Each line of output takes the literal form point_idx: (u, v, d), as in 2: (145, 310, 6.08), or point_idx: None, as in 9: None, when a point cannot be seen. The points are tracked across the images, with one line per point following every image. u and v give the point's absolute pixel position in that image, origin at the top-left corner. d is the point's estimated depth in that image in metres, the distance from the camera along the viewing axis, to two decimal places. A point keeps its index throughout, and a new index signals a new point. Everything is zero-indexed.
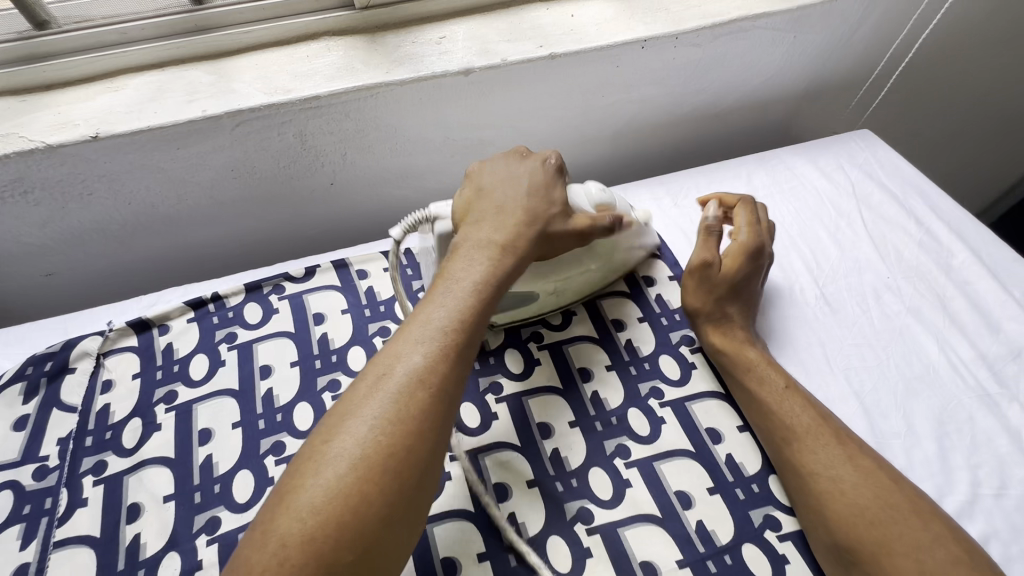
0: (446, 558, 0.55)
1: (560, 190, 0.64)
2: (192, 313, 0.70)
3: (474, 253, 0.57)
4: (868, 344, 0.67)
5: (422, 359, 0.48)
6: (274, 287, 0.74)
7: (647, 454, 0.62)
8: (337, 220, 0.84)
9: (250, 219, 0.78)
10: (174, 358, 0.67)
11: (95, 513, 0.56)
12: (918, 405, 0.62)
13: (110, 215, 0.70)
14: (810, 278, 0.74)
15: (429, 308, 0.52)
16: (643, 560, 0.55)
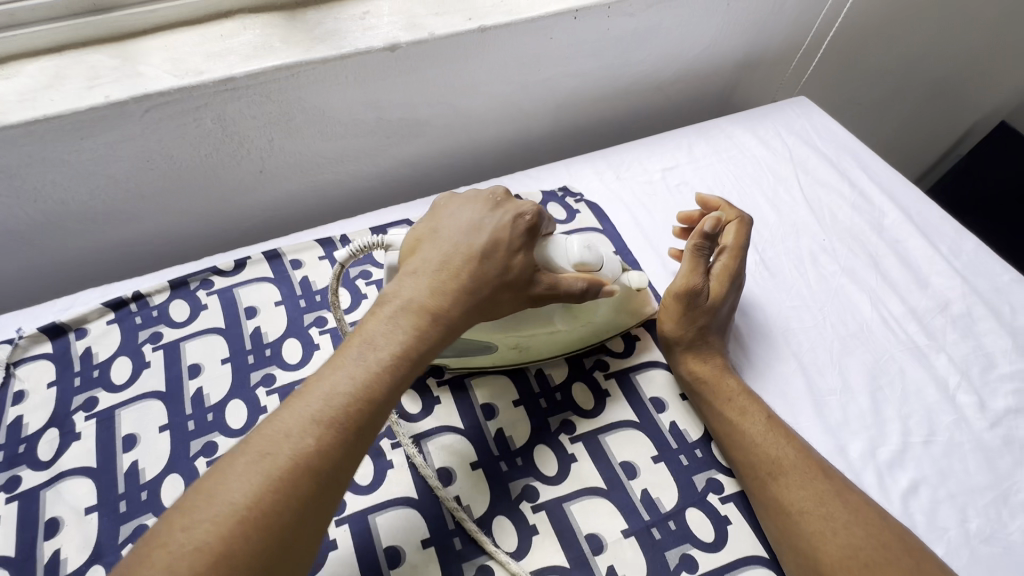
0: (389, 547, 0.51)
1: (526, 251, 0.53)
2: (113, 314, 0.65)
3: (400, 314, 0.48)
4: (807, 305, 0.70)
5: (313, 440, 0.41)
6: (203, 281, 0.67)
7: (592, 428, 0.59)
8: (272, 209, 0.81)
9: (177, 210, 0.75)
10: (93, 363, 0.61)
11: (8, 531, 0.51)
12: (854, 363, 0.65)
13: (14, 213, 0.66)
14: (750, 245, 0.76)
15: (333, 371, 0.44)
16: (588, 532, 0.53)
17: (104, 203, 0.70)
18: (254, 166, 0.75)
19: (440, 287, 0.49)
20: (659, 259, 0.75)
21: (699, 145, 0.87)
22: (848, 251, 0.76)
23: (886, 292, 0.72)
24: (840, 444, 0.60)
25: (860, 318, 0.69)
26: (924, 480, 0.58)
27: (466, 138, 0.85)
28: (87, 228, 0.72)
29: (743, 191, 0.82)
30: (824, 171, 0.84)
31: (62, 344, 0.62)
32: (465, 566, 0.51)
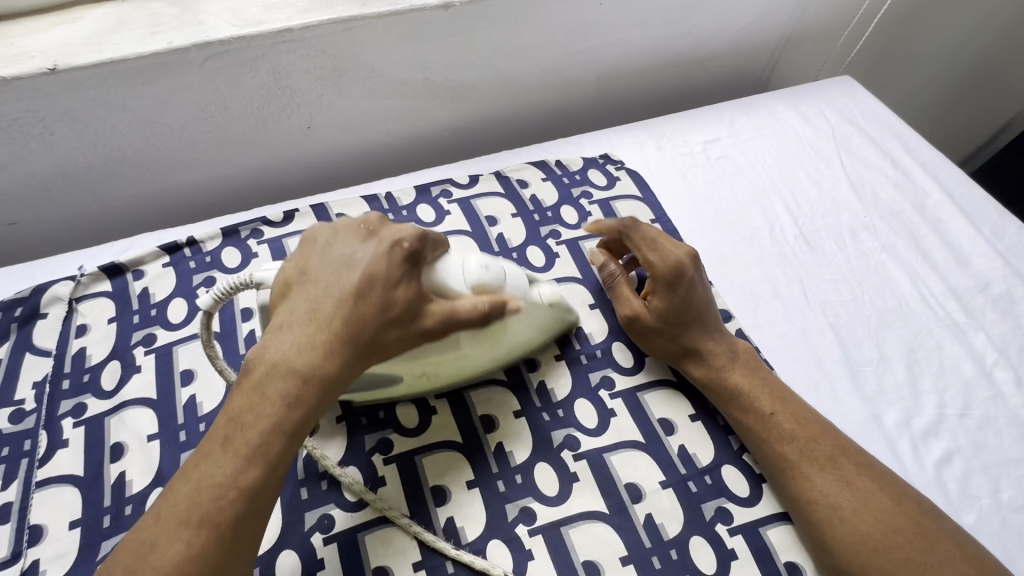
0: (435, 486, 0.53)
1: (408, 281, 0.48)
2: (168, 258, 0.67)
3: (272, 384, 0.43)
4: (845, 279, 0.71)
5: (183, 546, 0.39)
6: (253, 231, 0.69)
7: (631, 385, 0.61)
8: (316, 167, 0.82)
9: (226, 163, 0.77)
10: (151, 303, 0.63)
11: (77, 452, 0.53)
12: (893, 337, 0.67)
13: (74, 156, 0.68)
14: (791, 219, 0.77)
15: (198, 469, 0.42)
16: (628, 482, 0.55)
17: (157, 152, 0.72)
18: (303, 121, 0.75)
19: (312, 344, 0.45)
20: (701, 229, 0.76)
21: (741, 121, 0.88)
22: (889, 231, 0.77)
23: (924, 270, 0.73)
24: (875, 412, 0.61)
25: (897, 295, 0.70)
26: (958, 450, 0.59)
27: (509, 104, 0.86)
28: (141, 176, 0.74)
29: (784, 166, 0.83)
30: (865, 151, 0.85)
31: (121, 284, 0.65)
32: (509, 507, 0.53)
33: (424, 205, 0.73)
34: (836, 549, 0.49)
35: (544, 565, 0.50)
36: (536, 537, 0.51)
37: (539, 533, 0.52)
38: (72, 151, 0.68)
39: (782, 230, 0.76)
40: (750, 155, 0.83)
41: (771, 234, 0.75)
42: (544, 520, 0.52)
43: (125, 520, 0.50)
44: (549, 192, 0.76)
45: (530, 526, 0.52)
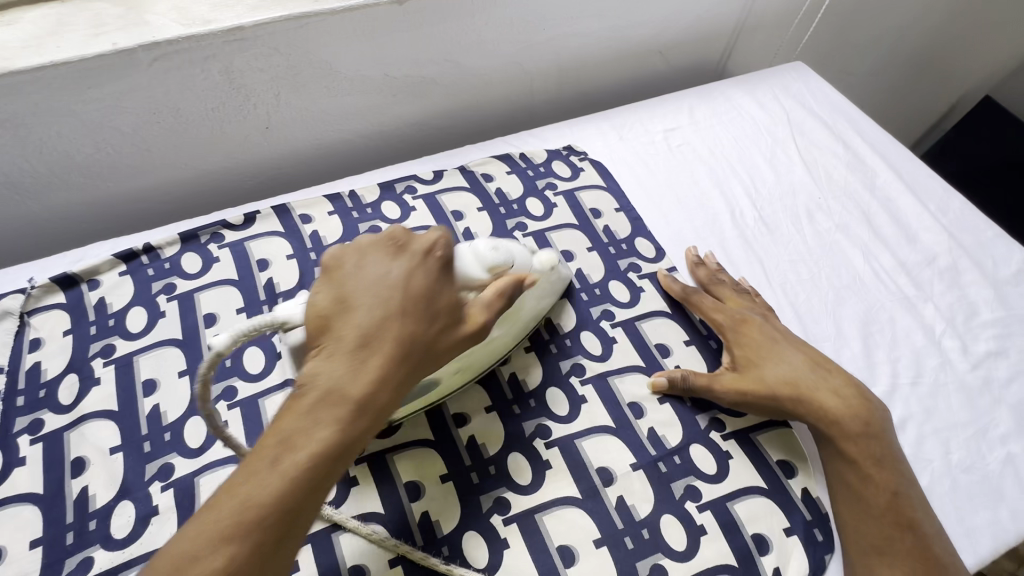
0: (409, 482, 0.54)
1: (445, 290, 0.48)
2: (124, 266, 0.65)
3: (319, 408, 0.40)
4: (801, 261, 0.75)
5: (221, 563, 0.36)
6: (212, 235, 0.68)
7: (601, 372, 0.62)
8: (274, 168, 0.82)
9: (181, 168, 0.76)
10: (108, 313, 0.61)
11: (35, 471, 0.52)
12: (844, 314, 0.71)
13: (16, 165, 0.66)
14: (749, 202, 0.80)
15: (209, 522, 0.37)
16: (599, 466, 0.56)
17: (107, 156, 0.70)
18: (262, 120, 0.74)
19: (362, 365, 0.42)
20: (665, 217, 0.78)
21: (699, 108, 0.89)
22: (838, 211, 0.81)
23: (871, 249, 0.77)
24: None
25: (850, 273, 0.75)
26: (912, 417, 0.64)
27: (469, 101, 0.86)
28: (87, 181, 0.72)
29: (742, 151, 0.85)
30: (813, 134, 0.88)
31: (75, 294, 0.62)
32: (483, 498, 0.53)
33: (388, 202, 0.73)
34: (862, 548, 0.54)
35: (519, 552, 0.51)
36: (511, 526, 0.52)
37: (514, 522, 0.52)
38: (16, 158, 0.65)
39: (740, 216, 0.78)
40: (709, 142, 0.85)
41: (726, 216, 0.78)
42: (518, 508, 0.53)
43: (90, 536, 0.49)
44: (514, 184, 0.76)
45: (505, 515, 0.53)
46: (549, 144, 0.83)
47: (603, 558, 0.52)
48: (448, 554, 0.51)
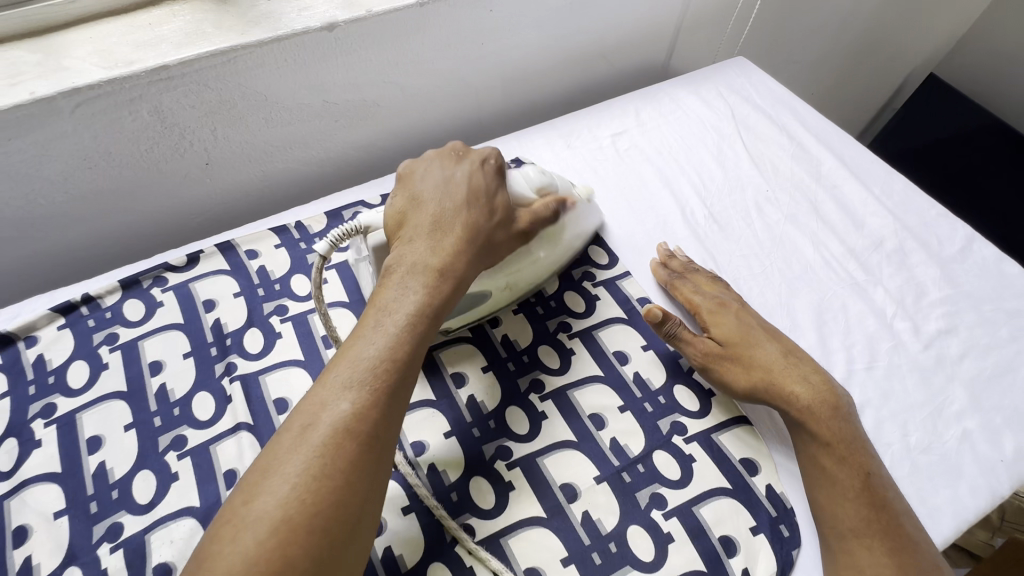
0: (519, 520, 0.53)
1: (500, 192, 0.59)
2: (278, 239, 0.71)
3: (410, 275, 0.50)
4: (954, 329, 0.67)
5: (347, 405, 0.43)
6: (355, 213, 0.74)
7: (703, 428, 0.60)
8: (409, 145, 0.88)
9: (318, 144, 0.80)
10: (225, 333, 0.63)
11: (186, 488, 0.53)
12: (990, 390, 0.63)
13: (174, 148, 0.70)
14: (891, 230, 0.75)
15: (360, 337, 0.46)
16: (722, 535, 0.54)
17: (243, 137, 0.73)
18: (357, 102, 0.78)
19: (441, 243, 0.53)
20: (794, 248, 0.74)
21: (809, 117, 0.89)
22: (988, 267, 0.72)
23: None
24: (991, 473, 0.57)
25: (1008, 331, 0.66)
26: None
27: (601, 116, 0.88)
28: (218, 167, 0.75)
29: (879, 178, 0.81)
30: (881, 164, 0.82)
31: (192, 317, 0.64)
32: (595, 553, 0.52)
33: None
34: None
35: None
36: None
37: None
38: (163, 143, 0.69)
39: (875, 272, 0.71)
40: (840, 162, 0.82)
41: (826, 266, 0.72)
42: None
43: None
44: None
45: None
46: (644, 183, 0.80)
47: None
48: None
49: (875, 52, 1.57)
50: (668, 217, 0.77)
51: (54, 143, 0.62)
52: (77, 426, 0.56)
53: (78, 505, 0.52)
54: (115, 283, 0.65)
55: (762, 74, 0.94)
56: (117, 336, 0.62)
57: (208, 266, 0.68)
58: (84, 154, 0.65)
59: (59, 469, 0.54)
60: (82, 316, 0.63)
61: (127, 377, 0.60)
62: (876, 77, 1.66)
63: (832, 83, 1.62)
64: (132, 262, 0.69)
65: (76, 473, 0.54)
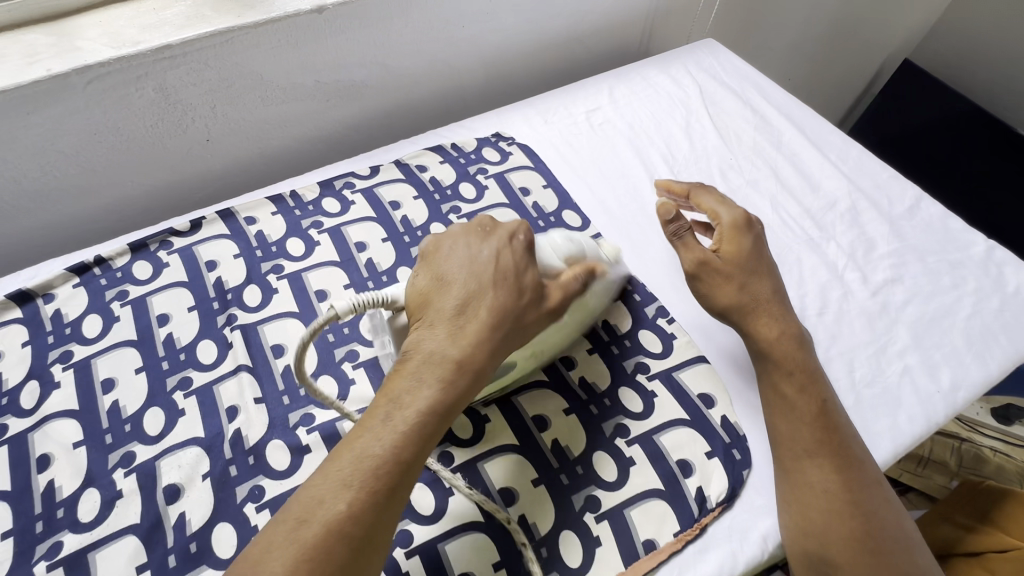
0: (492, 449, 0.57)
1: (531, 271, 0.54)
2: (275, 207, 0.76)
3: (424, 367, 0.47)
4: (900, 278, 0.72)
5: (344, 507, 0.41)
6: (346, 183, 0.79)
7: (665, 367, 0.64)
8: (398, 123, 0.94)
9: (311, 122, 0.86)
10: (226, 289, 0.69)
11: (192, 421, 0.59)
12: (931, 331, 0.68)
13: (177, 124, 0.76)
14: (845, 192, 0.81)
15: (367, 432, 0.44)
16: (679, 459, 0.58)
17: (242, 114, 0.79)
18: (347, 82, 0.84)
19: (459, 330, 0.49)
20: (754, 209, 0.79)
21: (771, 92, 0.95)
22: (933, 224, 0.77)
23: (978, 266, 0.73)
24: (927, 402, 0.63)
25: (949, 280, 0.72)
26: None
27: (578, 93, 0.94)
28: (218, 143, 0.81)
29: (835, 145, 0.87)
30: (838, 133, 0.88)
31: (196, 276, 0.69)
32: (562, 476, 0.57)
33: (465, 183, 0.80)
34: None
35: (612, 549, 0.53)
36: (603, 524, 0.55)
37: (605, 520, 0.55)
38: (167, 119, 0.75)
39: (829, 230, 0.77)
40: (799, 132, 0.88)
41: (784, 225, 0.77)
42: (608, 505, 0.55)
43: (253, 468, 0.56)
44: (550, 198, 0.78)
45: (597, 513, 0.55)
46: (616, 153, 0.85)
47: (698, 565, 0.53)
48: (547, 554, 0.53)
49: (850, 40, 1.63)
50: (638, 183, 0.82)
51: (69, 118, 0.68)
52: (92, 371, 0.62)
53: (94, 437, 0.58)
54: (125, 246, 0.71)
55: (728, 55, 1.00)
56: (127, 293, 0.68)
57: (209, 230, 0.73)
58: (96, 129, 0.71)
59: (77, 407, 0.59)
60: (95, 276, 0.69)
61: (137, 327, 0.65)
62: (854, 64, 1.72)
63: (810, 69, 1.67)
64: (140, 229, 0.75)
65: (92, 409, 0.59)
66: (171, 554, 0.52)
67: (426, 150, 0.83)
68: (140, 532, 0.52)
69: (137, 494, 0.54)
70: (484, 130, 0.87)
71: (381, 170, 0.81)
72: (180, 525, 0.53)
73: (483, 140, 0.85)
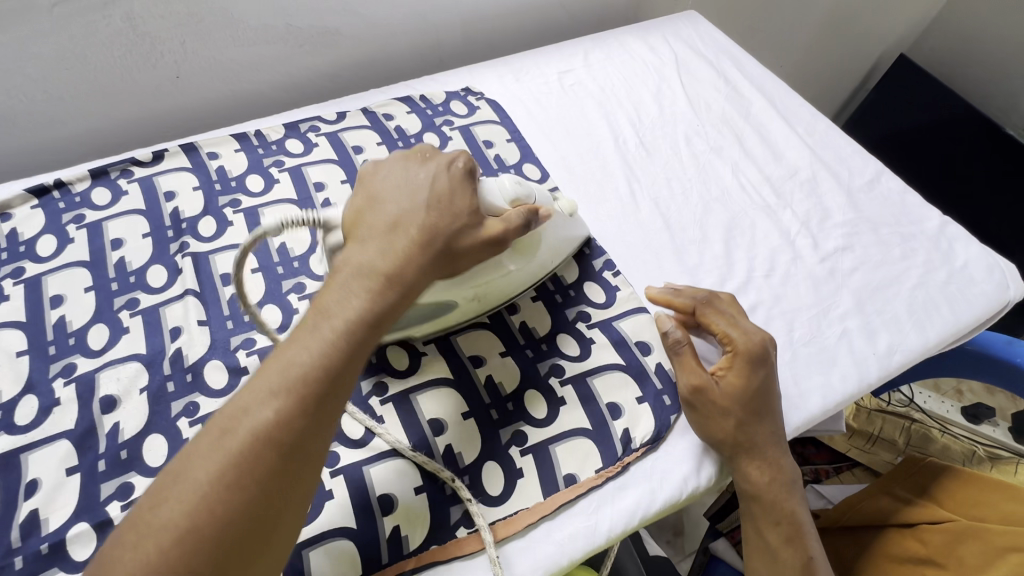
0: (428, 382, 0.58)
1: (467, 195, 0.51)
2: (238, 144, 0.77)
3: (354, 279, 0.45)
4: (850, 247, 0.73)
5: (270, 414, 0.39)
6: (311, 126, 0.80)
7: (606, 317, 0.65)
8: (370, 73, 0.94)
9: (282, 66, 0.86)
10: (182, 219, 0.69)
11: (136, 338, 0.60)
12: (875, 298, 0.69)
13: (145, 56, 0.76)
14: (806, 163, 0.81)
15: (292, 344, 0.42)
16: (609, 402, 0.59)
17: (212, 53, 0.80)
18: (320, 29, 0.84)
19: (391, 246, 0.47)
20: (714, 173, 0.80)
21: (746, 63, 0.95)
22: (890, 198, 0.79)
23: (929, 240, 0.74)
24: (862, 363, 0.64)
25: (899, 251, 0.73)
26: None
27: (552, 55, 0.94)
28: (188, 81, 0.82)
29: (803, 119, 0.87)
30: (807, 107, 0.89)
31: (153, 205, 0.70)
32: (492, 410, 0.57)
33: (429, 133, 0.80)
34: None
35: (533, 481, 0.54)
36: (526, 458, 0.55)
37: (529, 454, 0.56)
38: (135, 52, 0.75)
39: (786, 198, 0.77)
40: (769, 103, 0.89)
41: (741, 189, 0.78)
42: (534, 440, 0.56)
43: (189, 385, 0.57)
44: (512, 151, 0.79)
45: (521, 448, 0.56)
46: (584, 114, 0.85)
47: (615, 500, 0.55)
48: (468, 483, 0.54)
49: (845, 30, 1.61)
50: (602, 142, 0.82)
51: (34, 40, 0.68)
52: (42, 287, 0.63)
53: (38, 348, 0.59)
54: (85, 171, 0.72)
55: (708, 27, 1.01)
56: (84, 217, 0.68)
57: (170, 163, 0.74)
58: (61, 54, 0.71)
59: (24, 319, 0.61)
60: (54, 198, 0.70)
61: (89, 250, 0.66)
62: (848, 56, 1.70)
63: (803, 58, 1.66)
64: (102, 158, 0.75)
65: (39, 322, 0.61)
66: (102, 459, 0.53)
67: (393, 99, 0.84)
68: (73, 437, 0.54)
69: (74, 402, 0.56)
70: (454, 85, 0.88)
71: (347, 116, 0.81)
72: (114, 434, 0.54)
73: (452, 93, 0.85)
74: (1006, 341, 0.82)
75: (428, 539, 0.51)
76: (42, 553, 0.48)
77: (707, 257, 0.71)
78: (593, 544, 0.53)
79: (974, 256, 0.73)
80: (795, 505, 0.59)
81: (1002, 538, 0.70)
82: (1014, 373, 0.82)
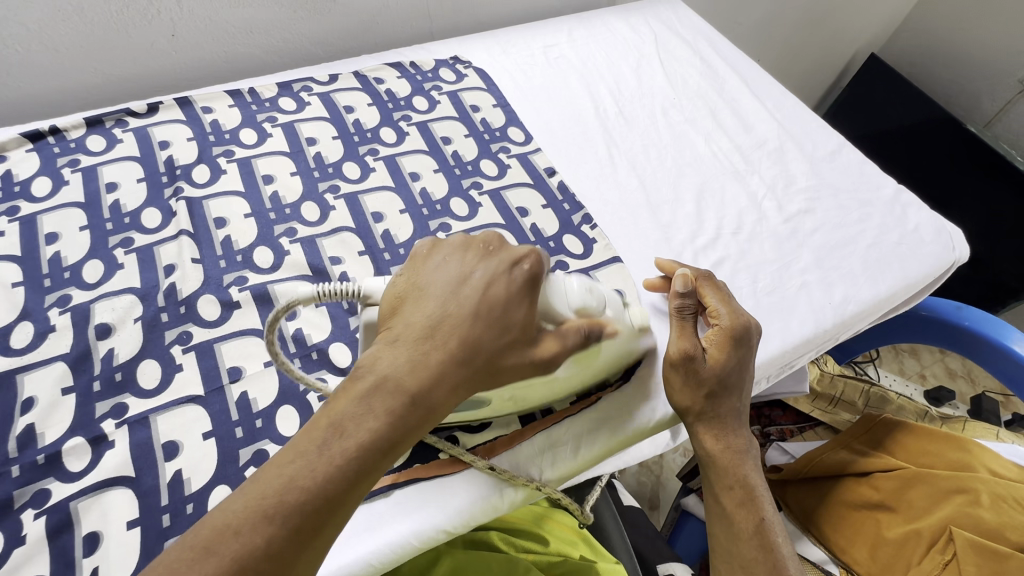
0: None
1: (525, 310, 0.47)
2: (232, 100, 0.79)
3: (379, 389, 0.40)
4: (812, 210, 0.78)
5: (264, 540, 0.34)
6: (304, 86, 0.83)
7: (583, 266, 0.69)
8: (362, 44, 0.98)
9: (277, 30, 0.89)
10: (177, 166, 0.72)
11: (131, 273, 0.62)
12: (833, 255, 0.74)
13: (143, 13, 0.78)
14: (774, 135, 0.87)
15: (296, 459, 0.37)
16: None
17: (208, 13, 0.82)
18: None
19: (421, 359, 0.42)
20: (687, 142, 0.85)
21: (722, 45, 1.01)
22: (851, 168, 0.84)
23: (885, 206, 0.80)
24: (820, 310, 0.69)
25: (857, 215, 0.78)
26: None
27: (537, 32, 0.98)
28: (183, 40, 0.84)
29: (772, 97, 0.93)
30: (777, 85, 0.94)
31: (147, 153, 0.72)
32: None
33: (419, 97, 0.84)
34: (884, 524, 0.78)
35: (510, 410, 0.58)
36: None
37: None
38: (132, 7, 0.77)
39: (754, 165, 0.83)
40: (742, 82, 0.94)
41: (713, 156, 0.83)
42: None
43: (183, 316, 0.60)
44: (498, 116, 0.83)
45: None
46: (566, 84, 0.90)
47: (586, 427, 0.59)
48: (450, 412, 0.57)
49: (819, 29, 1.68)
50: (584, 111, 0.86)
51: None
52: (38, 224, 0.65)
53: (33, 280, 0.61)
54: (80, 119, 0.73)
55: (687, 11, 1.06)
56: (79, 161, 0.70)
57: (165, 116, 0.76)
58: (61, 6, 0.73)
59: (19, 253, 0.62)
60: (49, 144, 0.71)
61: (83, 192, 0.68)
62: (822, 54, 1.77)
63: (779, 56, 1.73)
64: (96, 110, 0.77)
65: (35, 257, 0.62)
66: (96, 380, 0.55)
67: (383, 65, 0.87)
68: (68, 359, 0.56)
69: (69, 329, 0.58)
70: (443, 54, 0.92)
71: (339, 79, 0.84)
72: (108, 358, 0.56)
73: (441, 62, 0.89)
74: (956, 308, 0.88)
75: (410, 458, 0.54)
76: (38, 463, 0.50)
77: (680, 217, 0.75)
78: (563, 466, 0.57)
79: (924, 220, 0.79)
80: (750, 474, 0.58)
81: (948, 481, 0.76)
82: (962, 335, 0.88)
